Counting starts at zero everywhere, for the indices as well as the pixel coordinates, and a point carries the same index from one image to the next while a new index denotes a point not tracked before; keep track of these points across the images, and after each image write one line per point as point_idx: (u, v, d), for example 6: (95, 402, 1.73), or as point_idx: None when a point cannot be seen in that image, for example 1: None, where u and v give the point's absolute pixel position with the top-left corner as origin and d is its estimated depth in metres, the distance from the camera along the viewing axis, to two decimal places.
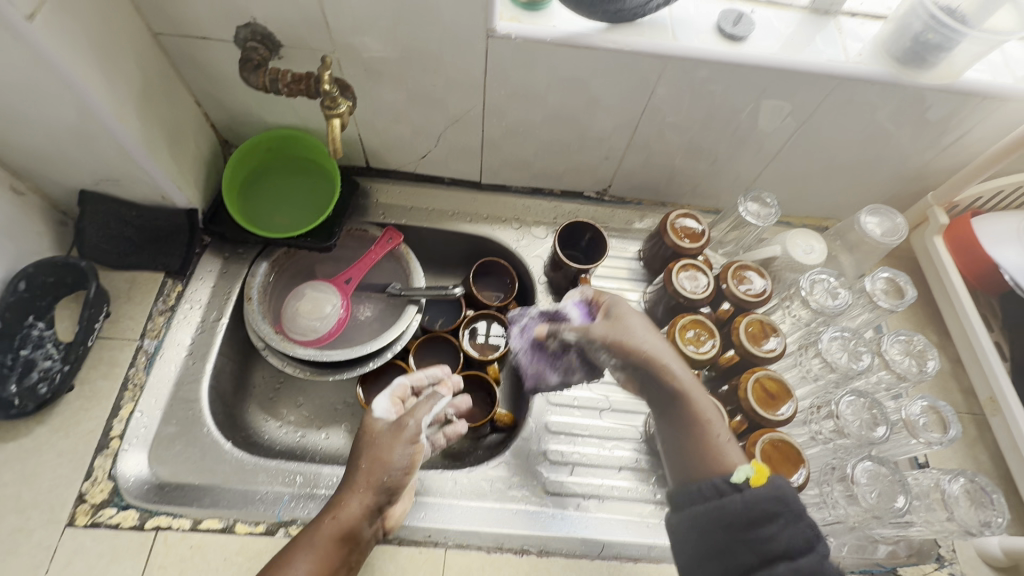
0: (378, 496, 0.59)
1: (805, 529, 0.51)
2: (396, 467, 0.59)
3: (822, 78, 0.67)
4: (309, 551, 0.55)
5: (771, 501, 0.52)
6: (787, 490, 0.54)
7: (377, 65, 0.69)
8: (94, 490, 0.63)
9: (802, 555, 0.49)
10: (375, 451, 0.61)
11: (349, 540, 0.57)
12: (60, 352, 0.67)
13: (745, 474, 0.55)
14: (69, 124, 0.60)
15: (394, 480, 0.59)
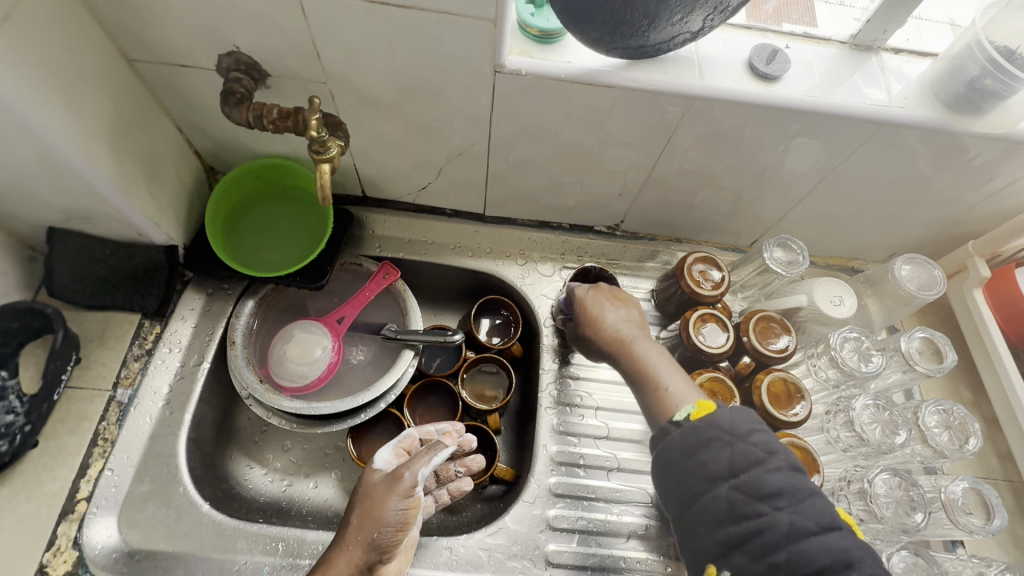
0: (368, 555, 0.52)
1: (755, 448, 0.49)
2: (389, 525, 0.53)
3: (862, 123, 0.61)
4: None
5: (707, 429, 0.51)
6: (739, 417, 0.52)
7: (374, 97, 0.63)
8: (57, 561, 0.58)
9: (749, 470, 0.48)
10: (367, 507, 0.55)
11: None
12: (24, 405, 0.60)
13: (687, 411, 0.54)
14: (33, 165, 0.54)
15: (387, 540, 0.53)
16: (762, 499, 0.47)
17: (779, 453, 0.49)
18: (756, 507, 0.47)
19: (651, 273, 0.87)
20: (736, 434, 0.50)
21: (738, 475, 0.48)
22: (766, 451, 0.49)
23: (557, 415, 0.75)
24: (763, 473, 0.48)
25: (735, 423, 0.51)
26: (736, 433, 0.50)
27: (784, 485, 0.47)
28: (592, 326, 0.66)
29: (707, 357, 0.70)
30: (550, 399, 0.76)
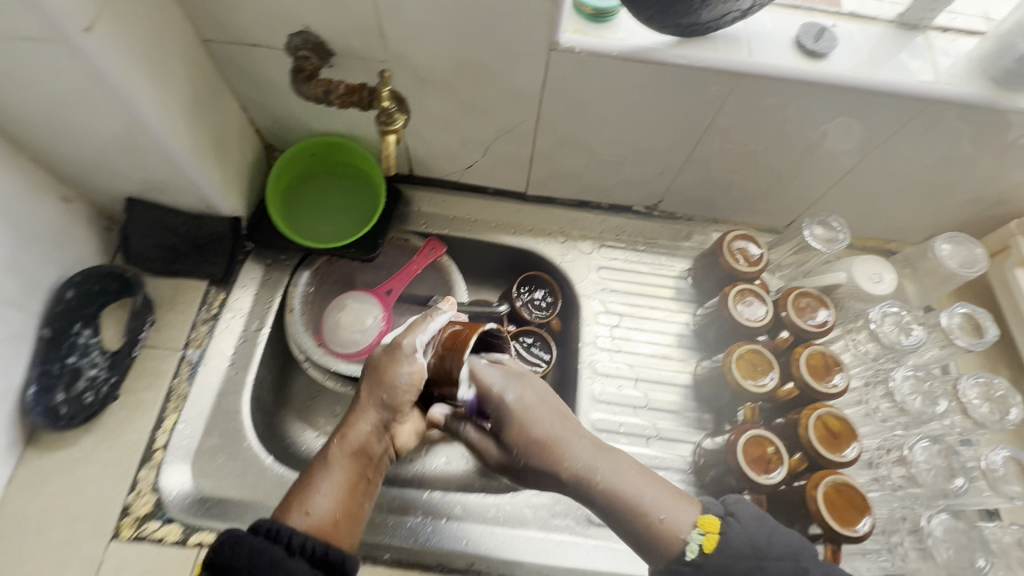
0: (384, 412, 0.60)
1: (787, 562, 0.51)
2: (400, 386, 0.59)
3: (909, 100, 0.62)
4: (329, 472, 0.56)
5: (740, 549, 0.51)
6: (744, 519, 0.53)
7: (431, 75, 0.66)
8: (138, 502, 0.62)
9: (795, 566, 0.51)
10: (376, 374, 0.60)
11: (363, 457, 0.58)
12: (105, 360, 0.66)
13: (699, 541, 0.52)
14: (121, 137, 0.58)
15: (398, 399, 0.59)
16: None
17: (804, 553, 0.52)
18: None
19: (687, 252, 0.89)
20: (766, 556, 0.51)
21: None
22: (797, 560, 0.51)
23: (597, 385, 0.78)
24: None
25: (755, 539, 0.52)
26: (762, 553, 0.51)
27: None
28: (534, 436, 0.59)
29: (748, 330, 0.74)
30: (591, 370, 0.79)
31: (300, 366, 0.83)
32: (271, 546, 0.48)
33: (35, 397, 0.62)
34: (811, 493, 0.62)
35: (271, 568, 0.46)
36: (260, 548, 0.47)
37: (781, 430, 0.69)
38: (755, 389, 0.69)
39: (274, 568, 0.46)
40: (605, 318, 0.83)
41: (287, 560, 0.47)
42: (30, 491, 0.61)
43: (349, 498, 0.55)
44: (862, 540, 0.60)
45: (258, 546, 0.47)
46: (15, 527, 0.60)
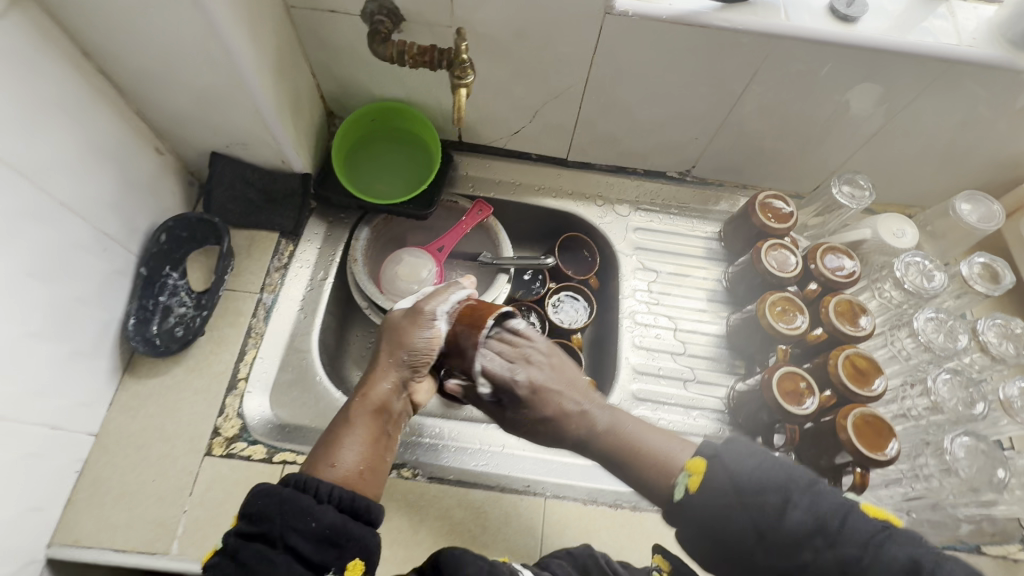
0: (403, 371, 0.63)
1: (768, 496, 0.52)
2: (418, 347, 0.63)
3: (932, 61, 0.68)
4: (352, 428, 0.58)
5: (719, 488, 0.53)
6: (728, 462, 0.55)
7: (491, 40, 0.72)
8: (226, 425, 0.69)
9: (786, 507, 0.51)
10: (396, 338, 0.64)
11: (383, 414, 0.60)
12: (192, 299, 0.73)
13: (684, 480, 0.56)
14: (218, 89, 0.65)
15: (418, 359, 0.63)
16: (800, 541, 0.49)
17: (792, 484, 0.52)
18: (799, 542, 0.49)
19: (718, 216, 0.95)
20: (744, 492, 0.52)
21: (768, 529, 0.50)
22: (782, 492, 0.52)
23: (637, 334, 0.84)
24: (790, 514, 0.50)
25: (736, 477, 0.53)
26: (743, 489, 0.52)
27: (812, 521, 0.49)
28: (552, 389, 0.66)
29: (779, 280, 0.79)
30: (630, 320, 0.85)
31: (356, 318, 0.89)
32: (300, 494, 0.51)
33: (135, 328, 0.69)
34: (840, 422, 0.68)
35: (302, 516, 0.49)
36: (290, 497, 0.50)
37: (812, 371, 0.75)
38: (788, 330, 0.75)
39: (307, 515, 0.49)
40: (642, 274, 0.89)
41: (317, 508, 0.50)
42: (129, 412, 0.68)
43: (371, 453, 0.57)
44: (892, 462, 0.66)
45: (289, 495, 0.50)
46: (119, 442, 0.66)
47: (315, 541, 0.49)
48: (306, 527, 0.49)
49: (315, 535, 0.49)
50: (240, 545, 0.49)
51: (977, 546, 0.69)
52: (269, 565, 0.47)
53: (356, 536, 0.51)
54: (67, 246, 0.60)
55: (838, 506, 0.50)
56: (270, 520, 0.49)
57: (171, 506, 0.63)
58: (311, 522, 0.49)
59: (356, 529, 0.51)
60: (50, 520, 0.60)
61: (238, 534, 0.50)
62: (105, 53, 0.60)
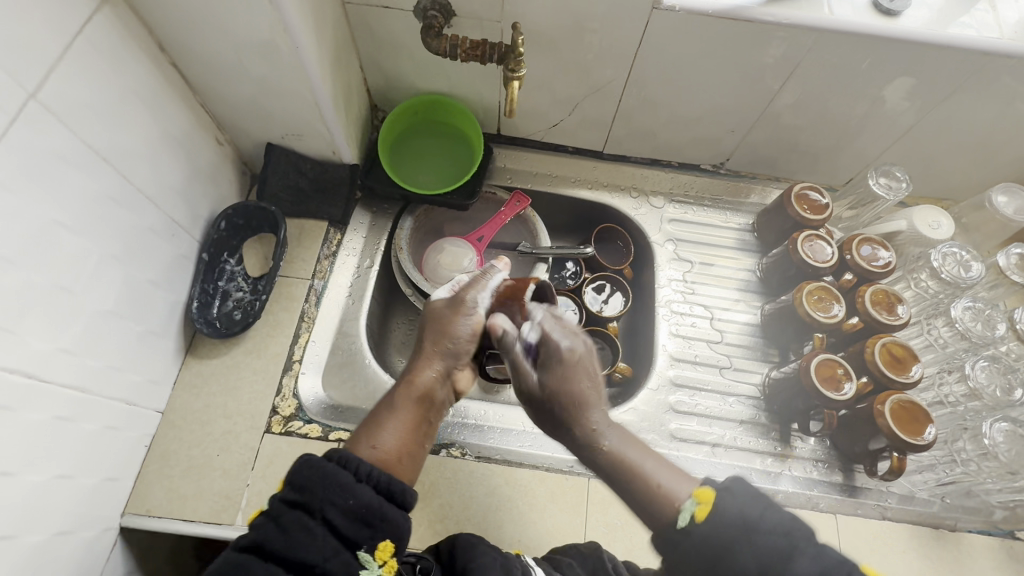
0: (446, 360, 0.66)
1: (777, 539, 0.48)
2: (460, 337, 0.67)
3: (973, 54, 0.69)
4: (395, 413, 0.59)
5: (727, 529, 0.49)
6: (740, 494, 0.50)
7: (539, 35, 0.75)
8: (284, 404, 0.72)
9: (794, 558, 0.46)
10: (440, 326, 0.68)
11: (425, 401, 0.62)
12: (249, 285, 0.77)
13: (690, 509, 0.52)
14: (280, 80, 0.68)
15: (460, 347, 0.67)
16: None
17: (799, 530, 0.48)
18: None
19: (751, 208, 0.96)
20: (754, 529, 0.48)
21: (773, 572, 0.47)
22: (790, 537, 0.48)
23: (673, 322, 0.86)
24: (798, 562, 0.46)
25: (747, 513, 0.49)
26: (751, 526, 0.48)
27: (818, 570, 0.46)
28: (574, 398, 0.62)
29: (815, 270, 0.80)
30: (666, 308, 0.88)
31: (398, 305, 0.92)
32: (342, 470, 0.49)
33: (198, 310, 0.72)
34: (878, 408, 0.70)
35: (343, 491, 0.48)
36: (333, 472, 0.49)
37: (848, 359, 0.77)
38: (825, 319, 0.76)
39: (346, 492, 0.48)
40: (676, 264, 0.91)
41: (356, 485, 0.49)
42: (194, 390, 0.71)
43: (411, 438, 0.58)
44: (929, 446, 0.67)
45: (331, 469, 0.49)
46: (184, 418, 0.69)
47: (350, 518, 0.48)
48: (344, 504, 0.48)
49: (352, 513, 0.48)
50: (279, 512, 0.48)
51: (1012, 530, 0.71)
52: (306, 537, 0.46)
53: (391, 518, 0.50)
54: (142, 230, 0.63)
55: (844, 560, 0.47)
56: (310, 491, 0.48)
57: (234, 480, 0.66)
58: (349, 499, 0.48)
59: (392, 512, 0.50)
60: (124, 489, 0.64)
61: (280, 501, 0.49)
62: (178, 46, 0.63)
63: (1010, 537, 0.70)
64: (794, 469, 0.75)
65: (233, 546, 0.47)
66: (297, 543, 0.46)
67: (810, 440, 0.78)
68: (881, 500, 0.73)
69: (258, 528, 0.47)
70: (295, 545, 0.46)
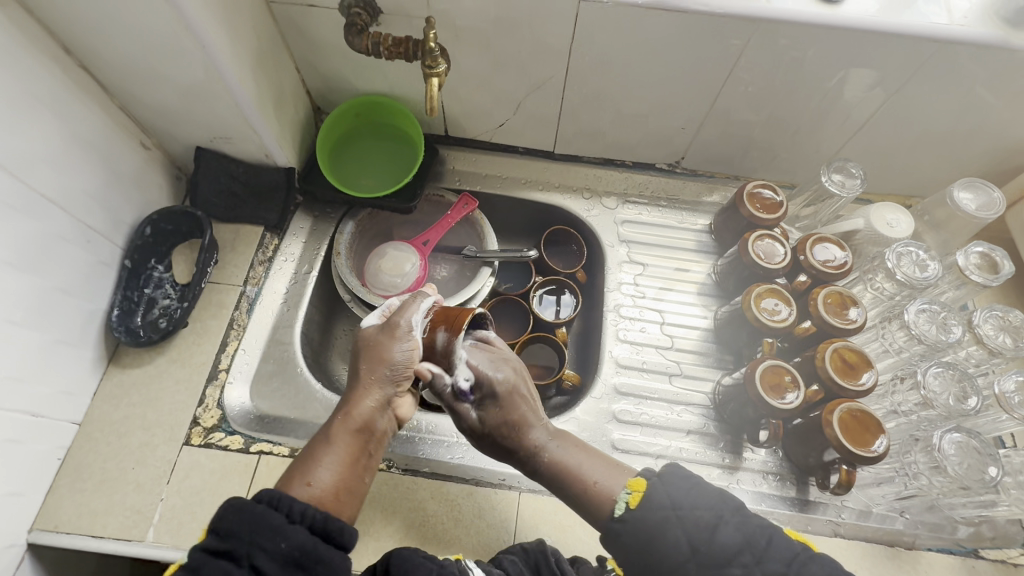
0: (387, 388, 0.56)
1: (703, 511, 0.49)
2: (399, 363, 0.56)
3: (922, 42, 0.65)
4: (331, 446, 0.52)
5: (656, 515, 0.50)
6: (668, 480, 0.52)
7: (470, 31, 0.72)
8: (206, 415, 0.70)
9: (717, 527, 0.48)
10: (373, 352, 0.57)
11: (367, 433, 0.54)
12: (176, 292, 0.75)
13: (625, 500, 0.52)
14: (197, 83, 0.66)
15: (399, 373, 0.57)
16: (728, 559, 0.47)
17: (725, 503, 0.50)
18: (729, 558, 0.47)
19: (708, 208, 0.93)
20: (681, 506, 0.49)
21: (701, 545, 0.48)
22: (715, 511, 0.49)
23: (621, 327, 0.83)
24: (721, 531, 0.48)
25: (674, 495, 0.50)
26: (680, 505, 0.50)
27: (740, 537, 0.47)
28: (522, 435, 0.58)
29: (766, 271, 0.77)
30: (615, 313, 0.84)
31: (342, 312, 0.89)
32: (273, 511, 0.46)
33: (118, 319, 0.70)
34: (826, 417, 0.65)
35: (272, 535, 0.45)
36: (262, 513, 0.45)
37: (799, 366, 0.72)
38: (771, 322, 0.73)
39: (277, 534, 0.45)
40: (629, 267, 0.88)
41: (289, 526, 0.45)
42: (113, 401, 0.69)
43: (351, 473, 0.52)
44: (880, 458, 0.63)
45: (261, 511, 0.45)
46: (102, 430, 0.67)
47: (282, 563, 0.44)
48: (275, 548, 0.44)
49: (284, 556, 0.44)
50: (202, 561, 0.44)
51: (975, 549, 0.66)
52: None
53: (328, 558, 0.46)
54: (50, 237, 0.62)
55: (763, 526, 0.49)
56: (236, 537, 0.44)
57: (148, 494, 0.64)
58: (280, 541, 0.44)
59: (329, 552, 0.46)
60: (32, 504, 0.61)
61: (202, 549, 0.45)
62: (84, 48, 0.61)
63: (972, 555, 0.66)
64: (742, 482, 0.71)
65: None
66: None
67: (760, 452, 0.74)
68: (836, 515, 0.69)
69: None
70: None
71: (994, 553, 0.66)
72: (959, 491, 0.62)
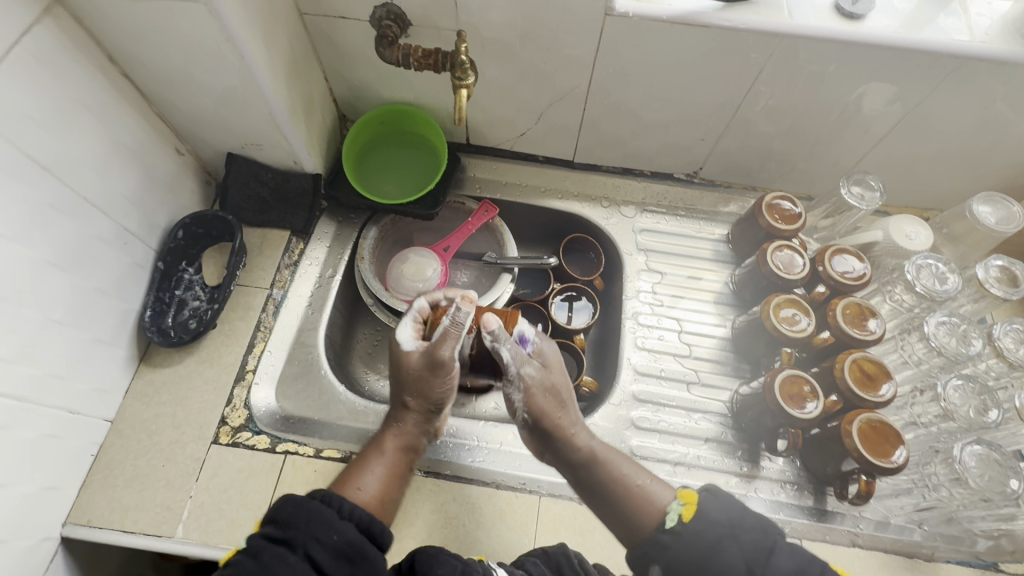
0: (430, 411, 0.62)
1: (759, 535, 0.50)
2: (443, 393, 0.61)
3: (944, 58, 0.66)
4: (378, 457, 0.58)
5: (711, 530, 0.50)
6: (722, 498, 0.53)
7: (495, 42, 0.74)
8: (233, 415, 0.71)
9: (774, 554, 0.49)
10: (418, 386, 0.61)
11: (409, 447, 0.60)
12: (206, 294, 0.77)
13: (676, 512, 0.53)
14: (233, 92, 0.68)
15: (441, 394, 0.62)
16: None
17: (772, 528, 0.51)
18: None
19: (726, 218, 0.94)
20: (739, 526, 0.50)
21: (758, 567, 0.48)
22: (768, 534, 0.50)
23: (639, 334, 0.84)
24: (779, 558, 0.48)
25: (730, 513, 0.51)
26: (736, 525, 0.50)
27: (798, 564, 0.48)
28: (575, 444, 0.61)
29: (785, 282, 0.77)
30: (633, 321, 0.85)
31: (364, 315, 0.91)
32: (327, 507, 0.48)
33: (151, 319, 0.72)
34: (845, 428, 0.66)
35: (325, 527, 0.47)
36: (318, 508, 0.47)
37: (818, 376, 0.73)
38: (792, 333, 0.73)
39: (329, 526, 0.47)
40: (646, 275, 0.89)
41: (341, 521, 0.47)
42: (144, 399, 0.71)
43: (395, 484, 0.58)
44: (900, 469, 0.64)
45: (317, 506, 0.47)
46: (133, 427, 0.69)
47: (334, 555, 0.45)
48: (327, 539, 0.46)
49: (335, 548, 0.46)
50: (259, 548, 0.45)
51: (995, 562, 0.66)
52: (285, 572, 0.44)
53: (372, 557, 0.47)
54: (88, 238, 0.63)
55: (816, 558, 0.50)
56: (294, 527, 0.46)
57: (177, 491, 0.66)
58: (332, 533, 0.46)
59: (373, 552, 0.48)
60: (66, 499, 0.63)
61: (261, 536, 0.47)
62: (128, 57, 0.63)
63: (992, 568, 0.66)
64: (760, 491, 0.72)
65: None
66: None
67: (778, 461, 0.74)
68: (853, 526, 0.69)
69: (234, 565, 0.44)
70: None
71: (1014, 567, 0.66)
72: (980, 503, 0.62)
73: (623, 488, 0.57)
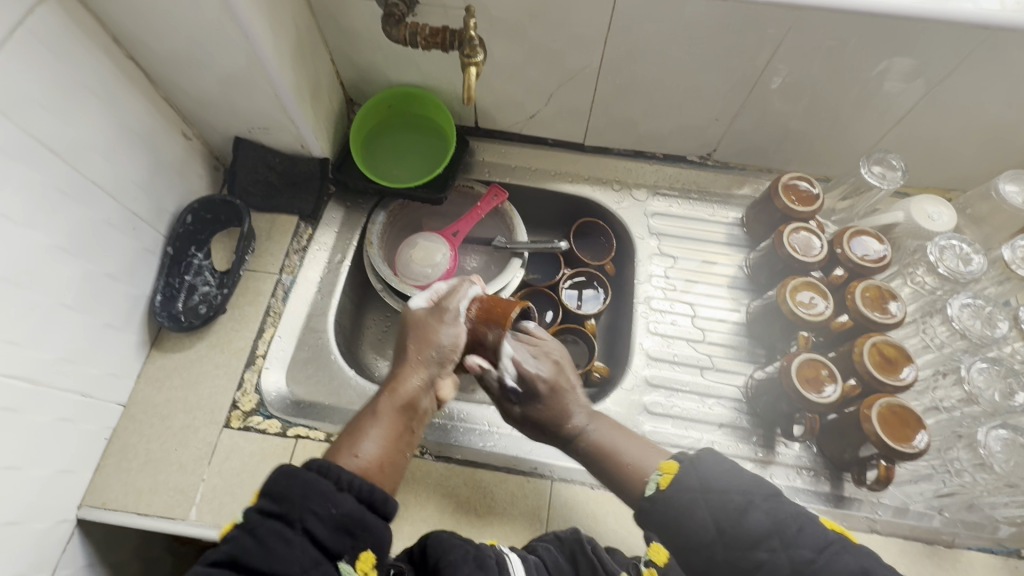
0: (432, 369, 0.60)
1: (733, 494, 0.49)
2: (445, 344, 0.61)
3: (972, 29, 0.64)
4: (376, 420, 0.55)
5: (683, 496, 0.50)
6: (700, 462, 0.52)
7: (504, 21, 0.72)
8: (244, 399, 0.71)
9: (741, 511, 0.47)
10: (422, 333, 0.62)
11: (410, 411, 0.57)
12: (215, 279, 0.77)
13: (655, 481, 0.52)
14: (239, 73, 0.67)
15: (444, 355, 0.61)
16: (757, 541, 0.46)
17: (755, 488, 0.49)
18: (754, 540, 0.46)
19: (740, 201, 0.92)
20: (710, 488, 0.49)
21: (727, 525, 0.47)
22: (745, 494, 0.49)
23: (652, 319, 0.83)
24: (750, 515, 0.47)
25: (704, 477, 0.50)
26: (710, 488, 0.49)
27: (771, 522, 0.46)
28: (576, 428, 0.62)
29: (803, 264, 0.75)
30: (646, 306, 0.84)
31: (373, 301, 0.90)
32: (322, 478, 0.47)
33: (161, 304, 0.72)
34: (864, 412, 0.64)
35: (323, 500, 0.45)
36: (314, 481, 0.46)
37: (835, 360, 0.71)
38: (809, 316, 0.71)
39: (327, 501, 0.45)
40: (659, 260, 0.87)
41: (338, 494, 0.46)
42: (156, 384, 0.71)
43: (395, 447, 0.54)
44: (921, 454, 0.62)
45: (311, 478, 0.46)
46: (145, 412, 0.69)
47: (332, 529, 0.45)
48: (326, 513, 0.45)
49: (333, 522, 0.45)
50: (256, 523, 0.45)
51: (1019, 549, 0.65)
52: (284, 549, 0.43)
53: (373, 527, 0.47)
54: (98, 222, 0.63)
55: (796, 513, 0.47)
56: (289, 500, 0.45)
57: (190, 474, 0.66)
58: (331, 507, 0.45)
59: (374, 522, 0.47)
60: (81, 482, 0.64)
61: (258, 511, 0.46)
62: (131, 38, 0.63)
63: (1015, 555, 0.64)
64: (775, 476, 0.71)
65: (204, 562, 0.44)
66: (275, 555, 0.43)
67: (794, 446, 0.73)
68: (871, 511, 0.68)
69: (233, 541, 0.44)
70: (272, 557, 0.43)
71: None
72: (1005, 489, 0.61)
73: (622, 464, 0.58)
